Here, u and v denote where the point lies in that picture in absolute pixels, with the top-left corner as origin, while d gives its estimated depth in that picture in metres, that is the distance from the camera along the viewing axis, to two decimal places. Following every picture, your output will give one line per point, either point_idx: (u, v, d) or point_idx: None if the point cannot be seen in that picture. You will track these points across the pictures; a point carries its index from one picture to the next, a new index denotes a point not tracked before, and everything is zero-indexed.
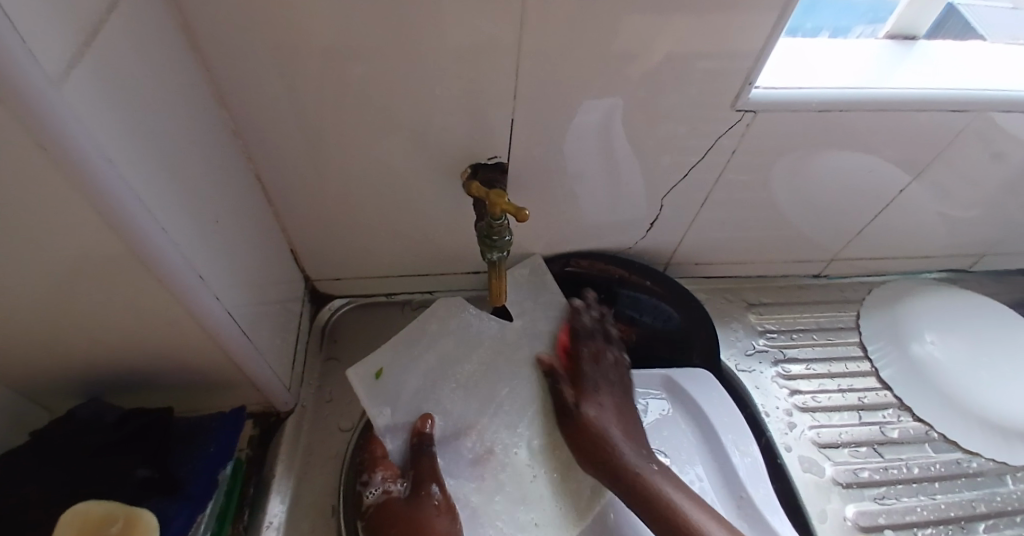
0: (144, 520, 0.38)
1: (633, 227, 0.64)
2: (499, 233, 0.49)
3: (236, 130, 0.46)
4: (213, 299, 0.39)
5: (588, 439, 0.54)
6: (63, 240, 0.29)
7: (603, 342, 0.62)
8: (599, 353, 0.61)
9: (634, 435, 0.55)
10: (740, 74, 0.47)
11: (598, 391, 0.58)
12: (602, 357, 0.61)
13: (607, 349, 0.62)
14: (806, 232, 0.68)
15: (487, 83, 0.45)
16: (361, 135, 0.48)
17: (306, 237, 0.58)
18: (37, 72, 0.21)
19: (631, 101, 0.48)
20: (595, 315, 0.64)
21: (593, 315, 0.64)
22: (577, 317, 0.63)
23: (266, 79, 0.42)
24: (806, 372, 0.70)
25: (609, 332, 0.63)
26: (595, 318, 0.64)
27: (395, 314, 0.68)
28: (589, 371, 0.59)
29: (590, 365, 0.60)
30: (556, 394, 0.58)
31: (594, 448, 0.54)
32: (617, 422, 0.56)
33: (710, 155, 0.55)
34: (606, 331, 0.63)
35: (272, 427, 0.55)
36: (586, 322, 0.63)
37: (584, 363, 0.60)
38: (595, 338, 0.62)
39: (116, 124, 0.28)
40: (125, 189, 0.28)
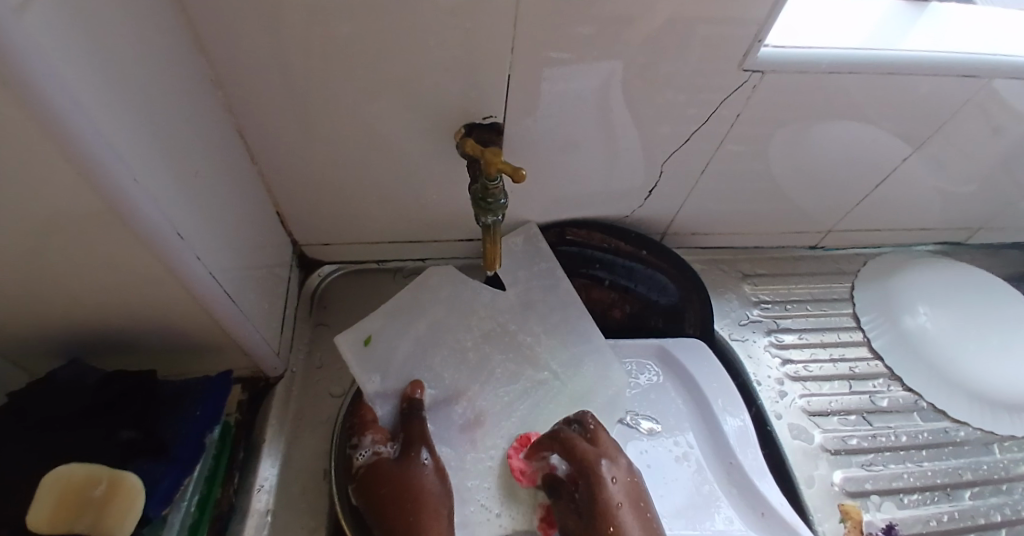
0: (129, 481, 0.38)
1: (631, 196, 0.62)
2: (495, 196, 0.47)
3: (216, 82, 0.44)
4: (195, 259, 0.37)
5: None
6: (35, 193, 0.28)
7: (594, 499, 0.46)
8: (600, 520, 0.46)
9: (648, 529, 0.46)
10: (749, 35, 0.45)
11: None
12: None
13: (579, 477, 0.48)
14: (805, 203, 0.67)
15: (484, 40, 0.42)
16: (350, 92, 0.46)
17: (293, 200, 0.56)
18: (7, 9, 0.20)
19: (634, 65, 0.46)
20: (555, 460, 0.51)
21: (550, 462, 0.51)
22: (546, 493, 0.50)
23: (249, 29, 0.40)
24: (798, 341, 0.70)
25: (594, 480, 0.47)
26: (572, 487, 0.49)
27: (387, 282, 0.67)
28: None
29: (599, 508, 0.46)
30: (562, 510, 0.48)
31: None
32: (629, 502, 0.47)
33: (712, 123, 0.54)
34: (558, 463, 0.51)
35: (261, 392, 0.54)
36: (568, 490, 0.49)
37: (582, 508, 0.47)
38: (600, 501, 0.46)
39: (86, 66, 0.26)
40: (94, 134, 0.26)
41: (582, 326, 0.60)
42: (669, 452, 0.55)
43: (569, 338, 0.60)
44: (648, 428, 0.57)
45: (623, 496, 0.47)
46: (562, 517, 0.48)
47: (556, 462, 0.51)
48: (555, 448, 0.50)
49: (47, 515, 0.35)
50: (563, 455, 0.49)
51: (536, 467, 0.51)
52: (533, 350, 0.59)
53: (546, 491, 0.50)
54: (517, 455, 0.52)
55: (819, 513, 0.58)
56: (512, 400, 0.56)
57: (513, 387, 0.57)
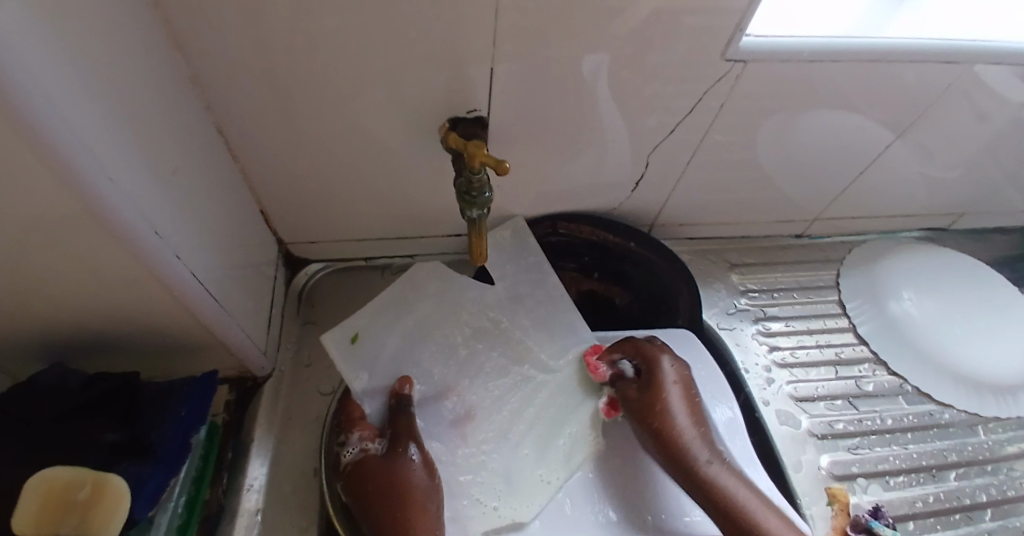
0: (115, 484, 0.37)
1: (618, 187, 0.62)
2: (480, 190, 0.47)
3: (193, 78, 0.43)
4: (176, 258, 0.37)
5: (653, 430, 0.50)
6: (5, 195, 0.27)
7: (655, 380, 0.53)
8: (654, 399, 0.52)
9: (698, 417, 0.52)
10: (732, 24, 0.45)
11: (677, 435, 0.50)
12: (645, 410, 0.52)
13: (641, 368, 0.54)
14: (791, 192, 0.68)
15: (465, 33, 0.42)
16: (331, 88, 0.45)
17: (277, 198, 0.56)
18: None
19: (617, 56, 0.46)
20: (623, 365, 0.56)
21: (620, 363, 0.56)
22: (613, 384, 0.55)
23: (227, 24, 0.39)
24: (785, 329, 0.71)
25: (654, 369, 0.54)
26: (633, 378, 0.55)
27: (374, 279, 0.67)
28: (678, 416, 0.51)
29: (656, 392, 0.52)
30: (620, 391, 0.54)
31: (662, 442, 0.50)
32: (680, 391, 0.53)
33: (696, 114, 0.54)
34: (627, 369, 0.56)
35: (248, 392, 0.54)
36: (630, 382, 0.54)
37: (638, 391, 0.53)
38: (658, 383, 0.53)
39: (58, 65, 0.26)
40: (67, 132, 0.26)
41: (570, 320, 0.60)
42: None
43: (557, 330, 0.60)
44: None
45: (675, 386, 0.53)
46: (623, 398, 0.53)
47: (625, 361, 0.56)
48: (626, 350, 0.56)
49: (31, 516, 0.35)
50: (632, 352, 0.56)
51: (609, 366, 0.56)
52: (523, 343, 0.59)
53: (612, 385, 0.56)
54: (591, 354, 0.58)
55: (807, 498, 0.58)
56: (500, 392, 0.56)
57: (502, 380, 0.57)
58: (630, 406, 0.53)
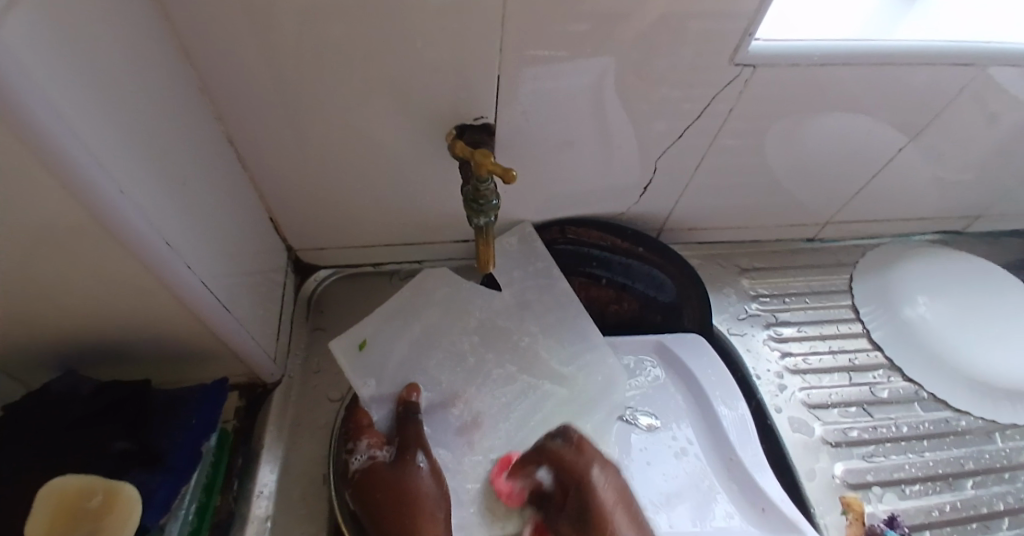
0: (126, 493, 0.38)
1: (625, 192, 0.62)
2: (486, 198, 0.47)
3: (203, 89, 0.43)
4: (186, 268, 0.37)
5: None
6: (18, 206, 0.27)
7: (589, 509, 0.46)
8: (594, 530, 0.46)
9: None
10: (740, 28, 0.45)
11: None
12: None
13: (560, 482, 0.49)
14: (801, 196, 0.67)
15: (471, 41, 0.42)
16: (338, 96, 0.46)
17: (286, 205, 0.56)
18: None
19: (624, 61, 0.46)
20: (541, 475, 0.50)
21: (535, 477, 0.50)
22: (534, 507, 0.49)
23: (235, 34, 0.39)
24: (797, 334, 0.70)
25: (583, 489, 0.48)
26: (560, 500, 0.48)
27: (383, 284, 0.67)
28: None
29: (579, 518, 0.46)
30: (558, 522, 0.47)
31: None
32: (621, 506, 0.47)
33: (704, 118, 0.53)
34: (544, 479, 0.50)
35: (258, 399, 0.54)
36: (557, 506, 0.48)
37: (578, 517, 0.47)
38: (595, 510, 0.46)
39: (67, 78, 0.26)
40: (76, 143, 0.26)
41: (577, 326, 0.60)
42: (668, 448, 0.55)
43: (564, 337, 0.60)
44: (647, 424, 0.57)
45: (617, 504, 0.47)
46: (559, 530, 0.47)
47: (539, 476, 0.50)
48: (544, 461, 0.51)
49: (43, 523, 0.35)
50: (549, 465, 0.50)
51: (522, 483, 0.50)
52: (533, 349, 0.59)
53: (536, 506, 0.49)
54: (500, 475, 0.51)
55: (820, 506, 0.58)
56: (509, 400, 0.56)
57: (510, 386, 0.57)
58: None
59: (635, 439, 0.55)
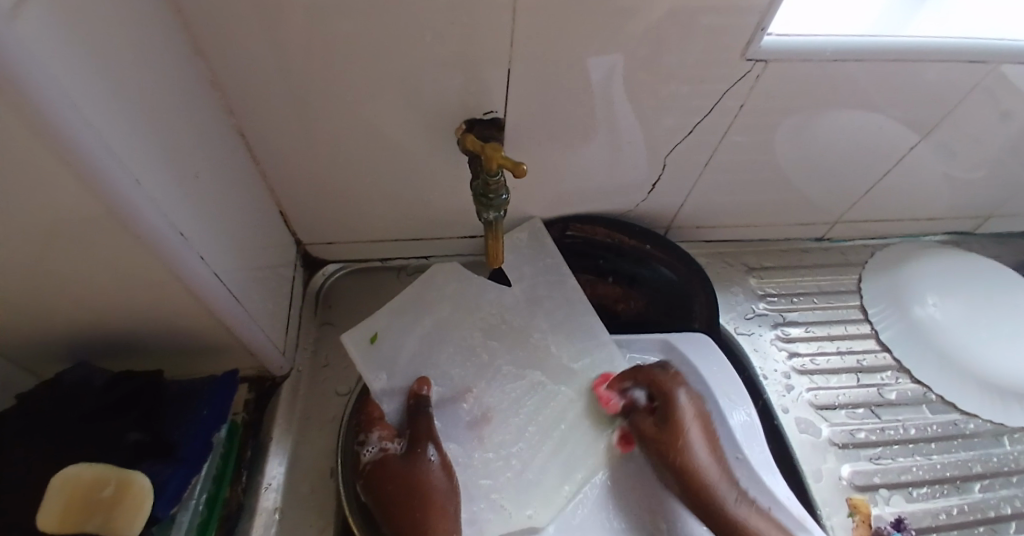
0: (138, 484, 0.37)
1: (634, 189, 0.62)
2: (496, 193, 0.47)
3: (215, 82, 0.44)
4: (197, 259, 0.37)
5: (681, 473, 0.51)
6: (29, 196, 0.27)
7: (674, 421, 0.52)
8: (676, 435, 0.52)
9: (717, 454, 0.52)
10: (753, 23, 0.44)
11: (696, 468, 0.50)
12: (665, 450, 0.52)
13: (653, 395, 0.54)
14: (811, 194, 0.67)
15: (482, 35, 0.42)
16: (349, 90, 0.46)
17: (295, 199, 0.56)
18: None
19: (634, 56, 0.46)
20: (637, 394, 0.55)
21: (631, 392, 0.55)
22: (626, 416, 0.55)
23: (245, 26, 0.39)
24: (805, 334, 0.69)
25: (670, 404, 0.53)
26: (648, 408, 0.54)
27: (390, 279, 0.67)
28: (698, 447, 0.52)
29: (668, 428, 0.52)
30: (636, 427, 0.54)
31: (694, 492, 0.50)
32: (698, 423, 0.53)
33: (715, 114, 0.53)
34: (639, 397, 0.55)
35: (268, 392, 0.54)
36: (645, 413, 0.54)
37: (661, 429, 0.52)
38: (678, 422, 0.52)
39: (81, 69, 0.26)
40: (91, 136, 0.26)
41: (587, 324, 0.60)
42: None
43: (577, 332, 0.60)
44: None
45: (695, 421, 0.53)
46: (640, 432, 0.53)
47: (637, 394, 0.55)
48: (638, 380, 0.55)
49: (57, 512, 0.35)
50: (645, 382, 0.55)
51: (621, 398, 0.55)
52: (543, 345, 0.59)
53: (626, 417, 0.55)
54: (600, 384, 0.56)
55: (827, 507, 0.58)
56: (519, 397, 0.56)
57: (520, 383, 0.57)
58: (653, 445, 0.52)
59: None
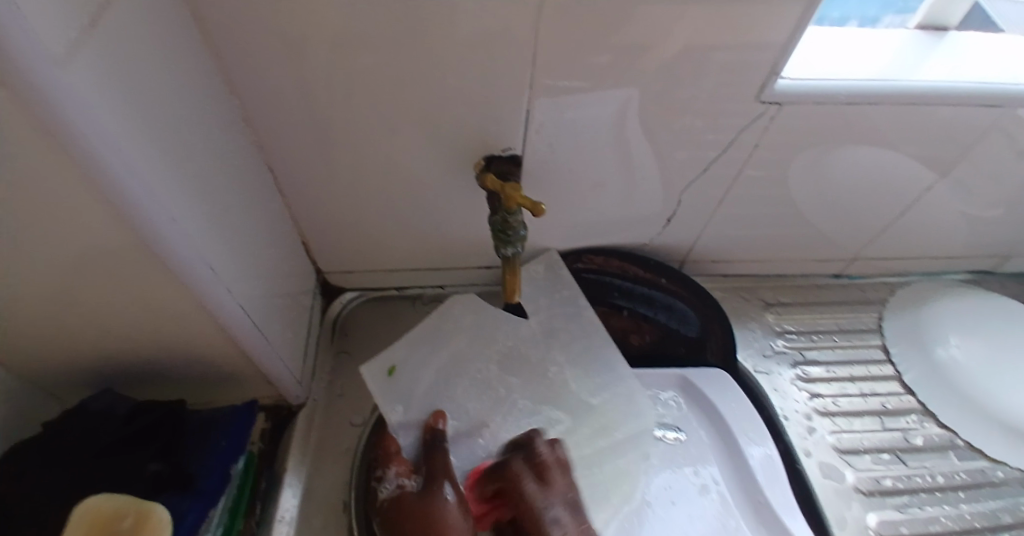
0: (157, 515, 0.37)
1: (650, 223, 0.62)
2: (515, 230, 0.47)
3: (247, 119, 0.45)
4: (226, 292, 0.38)
5: None
6: (71, 230, 0.29)
7: None
8: None
9: None
10: (768, 65, 0.46)
11: None
12: None
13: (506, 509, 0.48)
14: (828, 230, 0.67)
15: (504, 74, 0.44)
16: (374, 126, 0.47)
17: (317, 230, 0.57)
18: (51, 64, 0.21)
19: (651, 93, 0.47)
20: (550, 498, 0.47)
21: (490, 498, 0.49)
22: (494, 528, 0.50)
23: (279, 66, 0.41)
24: (826, 375, 0.68)
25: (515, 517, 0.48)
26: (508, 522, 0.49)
27: (406, 308, 0.68)
28: None
29: None
30: None
31: None
32: None
33: (732, 150, 0.54)
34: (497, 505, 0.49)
35: (284, 422, 0.54)
36: (506, 529, 0.49)
37: None
38: None
39: (129, 113, 0.27)
40: (135, 175, 0.27)
41: (605, 358, 0.60)
42: (692, 484, 0.54)
43: (594, 366, 0.59)
44: (670, 450, 0.56)
45: None
46: None
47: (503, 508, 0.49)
48: (491, 484, 0.49)
49: None
50: (500, 488, 0.48)
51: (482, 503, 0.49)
52: (561, 380, 0.59)
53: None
54: (473, 486, 0.50)
55: None
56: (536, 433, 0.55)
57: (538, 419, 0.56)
58: None
59: (662, 477, 0.54)
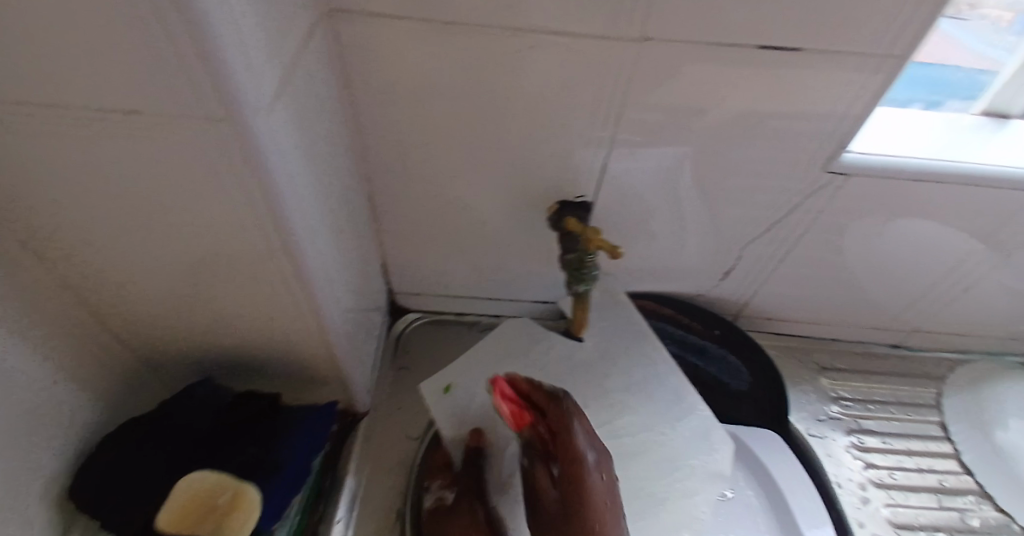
0: (249, 498, 0.42)
1: (709, 274, 0.65)
2: (589, 268, 0.51)
3: (362, 156, 0.51)
4: (332, 302, 0.42)
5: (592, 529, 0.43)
6: (232, 238, 0.34)
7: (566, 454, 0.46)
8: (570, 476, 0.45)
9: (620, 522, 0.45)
10: (837, 137, 0.48)
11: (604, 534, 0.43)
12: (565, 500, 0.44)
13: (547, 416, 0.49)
14: (886, 299, 0.67)
15: (592, 129, 0.48)
16: (467, 168, 0.52)
17: (399, 254, 0.62)
18: (256, 105, 0.26)
19: (728, 155, 0.50)
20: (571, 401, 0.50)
21: (537, 393, 0.50)
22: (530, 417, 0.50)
23: (395, 113, 0.47)
24: (881, 446, 0.67)
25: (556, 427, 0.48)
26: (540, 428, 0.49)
27: (463, 333, 0.71)
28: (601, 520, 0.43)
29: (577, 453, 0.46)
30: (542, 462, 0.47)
31: None
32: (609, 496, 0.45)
33: (795, 213, 0.56)
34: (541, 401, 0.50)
35: (348, 426, 0.58)
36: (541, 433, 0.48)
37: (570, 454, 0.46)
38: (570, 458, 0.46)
39: (296, 145, 0.33)
40: (292, 197, 0.32)
41: (666, 392, 0.60)
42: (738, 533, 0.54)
43: (659, 402, 0.59)
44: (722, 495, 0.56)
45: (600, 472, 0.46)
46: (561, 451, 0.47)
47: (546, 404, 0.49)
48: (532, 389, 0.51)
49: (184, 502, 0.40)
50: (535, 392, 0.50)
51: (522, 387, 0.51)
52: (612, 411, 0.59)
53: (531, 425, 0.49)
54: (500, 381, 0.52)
55: None
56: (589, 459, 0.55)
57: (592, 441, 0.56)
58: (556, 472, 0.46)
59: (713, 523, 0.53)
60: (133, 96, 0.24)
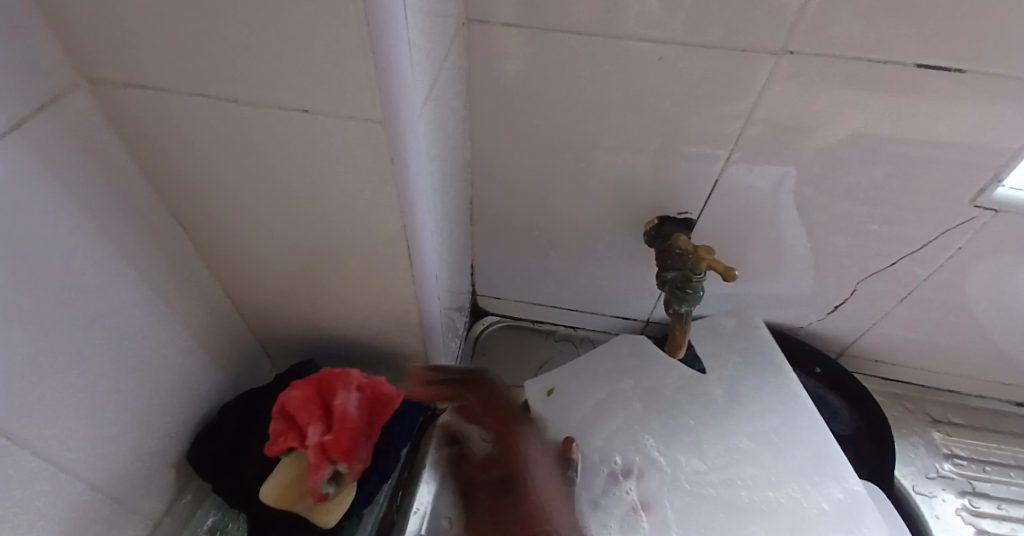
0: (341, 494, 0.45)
1: (815, 307, 0.60)
2: (694, 288, 0.48)
3: (470, 161, 0.51)
4: (435, 299, 0.43)
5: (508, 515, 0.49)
6: (362, 230, 0.35)
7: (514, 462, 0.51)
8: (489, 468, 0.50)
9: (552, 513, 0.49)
10: (991, 169, 0.43)
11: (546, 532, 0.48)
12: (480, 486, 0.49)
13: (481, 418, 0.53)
14: (1021, 355, 0.60)
15: (709, 146, 0.46)
16: (571, 178, 0.51)
17: (489, 258, 0.63)
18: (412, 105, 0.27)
19: (857, 184, 0.46)
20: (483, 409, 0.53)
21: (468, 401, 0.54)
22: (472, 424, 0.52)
23: (508, 120, 0.47)
24: (998, 512, 0.60)
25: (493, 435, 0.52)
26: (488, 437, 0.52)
27: (539, 341, 0.70)
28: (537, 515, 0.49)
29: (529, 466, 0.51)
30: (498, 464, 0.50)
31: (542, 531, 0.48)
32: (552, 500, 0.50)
33: (925, 250, 0.51)
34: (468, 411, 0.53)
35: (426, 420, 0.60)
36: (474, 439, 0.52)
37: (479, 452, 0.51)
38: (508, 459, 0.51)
39: (431, 145, 0.33)
40: (425, 196, 0.33)
41: (802, 441, 0.52)
42: None
43: (787, 450, 0.51)
44: None
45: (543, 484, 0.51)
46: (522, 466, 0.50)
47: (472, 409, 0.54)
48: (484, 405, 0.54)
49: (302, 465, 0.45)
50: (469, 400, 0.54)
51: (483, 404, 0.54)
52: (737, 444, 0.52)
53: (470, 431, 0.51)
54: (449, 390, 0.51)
55: None
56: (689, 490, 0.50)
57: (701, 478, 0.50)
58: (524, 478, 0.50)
59: None
60: (310, 92, 0.26)
